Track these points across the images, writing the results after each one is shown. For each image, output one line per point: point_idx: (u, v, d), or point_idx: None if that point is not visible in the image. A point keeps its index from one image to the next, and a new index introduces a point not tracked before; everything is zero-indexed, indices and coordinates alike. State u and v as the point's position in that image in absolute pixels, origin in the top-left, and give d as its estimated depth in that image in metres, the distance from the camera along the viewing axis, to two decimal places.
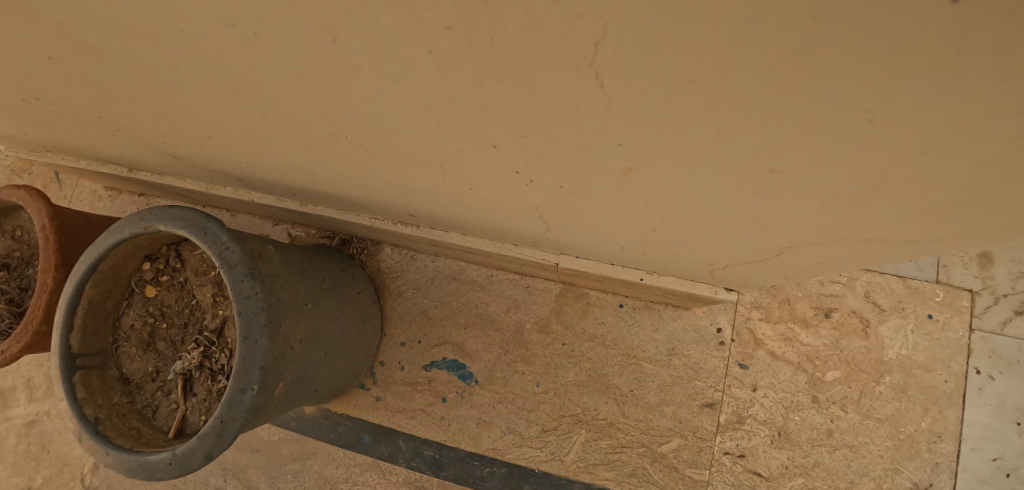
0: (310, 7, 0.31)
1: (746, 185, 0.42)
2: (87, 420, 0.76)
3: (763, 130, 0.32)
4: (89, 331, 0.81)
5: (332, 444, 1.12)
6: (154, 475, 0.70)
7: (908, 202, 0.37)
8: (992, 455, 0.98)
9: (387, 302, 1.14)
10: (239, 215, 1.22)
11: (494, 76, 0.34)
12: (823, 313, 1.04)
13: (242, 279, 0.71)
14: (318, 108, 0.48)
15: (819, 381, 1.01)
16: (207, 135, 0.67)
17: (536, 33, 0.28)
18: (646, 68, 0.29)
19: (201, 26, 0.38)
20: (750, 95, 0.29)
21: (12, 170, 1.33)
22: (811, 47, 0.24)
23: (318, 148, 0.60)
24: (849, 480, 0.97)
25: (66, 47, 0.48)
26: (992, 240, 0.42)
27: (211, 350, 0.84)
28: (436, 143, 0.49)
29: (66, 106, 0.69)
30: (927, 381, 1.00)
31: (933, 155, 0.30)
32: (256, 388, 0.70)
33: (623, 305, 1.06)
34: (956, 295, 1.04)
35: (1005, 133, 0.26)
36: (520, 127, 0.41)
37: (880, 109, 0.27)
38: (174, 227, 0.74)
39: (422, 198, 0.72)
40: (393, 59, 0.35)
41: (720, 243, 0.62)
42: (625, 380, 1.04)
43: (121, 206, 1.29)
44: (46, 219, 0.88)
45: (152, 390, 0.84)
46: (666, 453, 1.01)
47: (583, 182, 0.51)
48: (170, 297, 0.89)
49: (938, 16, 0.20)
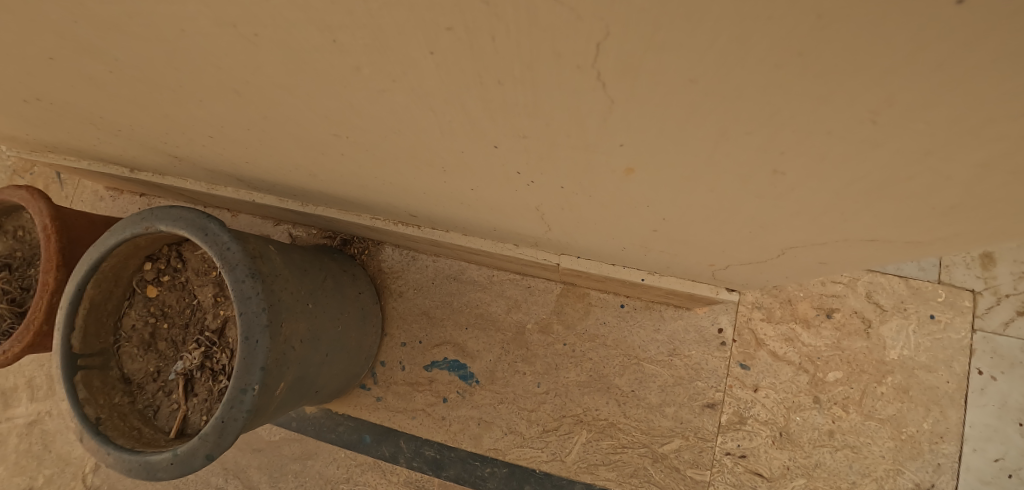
0: (311, 8, 0.31)
1: (748, 186, 0.42)
2: (88, 420, 0.76)
3: (764, 131, 0.32)
4: (90, 331, 0.81)
5: (332, 444, 1.12)
6: (155, 476, 0.70)
7: (909, 202, 0.37)
8: (994, 456, 0.98)
9: (389, 303, 1.14)
10: (241, 216, 1.22)
11: (496, 77, 0.34)
12: (824, 313, 1.03)
13: (242, 279, 0.71)
14: (318, 109, 0.48)
15: (821, 382, 1.01)
16: (207, 135, 0.67)
17: (537, 31, 0.28)
18: (648, 68, 0.28)
19: (202, 26, 0.38)
20: (752, 95, 0.28)
21: (14, 170, 1.34)
22: (815, 46, 0.23)
23: (318, 148, 0.60)
24: (850, 480, 0.97)
25: (67, 47, 0.48)
26: (995, 241, 0.41)
27: (212, 350, 0.84)
28: (437, 143, 0.49)
29: (67, 107, 0.69)
30: (929, 381, 1.00)
31: (935, 156, 0.30)
32: (257, 388, 0.70)
33: (624, 305, 1.06)
34: (958, 296, 1.04)
35: (1011, 134, 0.26)
36: (521, 127, 0.41)
37: (884, 110, 0.27)
38: (174, 227, 0.74)
39: (423, 198, 0.72)
40: (394, 59, 0.35)
41: (721, 243, 0.62)
42: (626, 380, 1.04)
43: (122, 206, 1.29)
44: (47, 219, 0.88)
45: (154, 390, 0.85)
46: (668, 453, 1.01)
47: (584, 182, 0.51)
48: (172, 297, 0.89)
49: (943, 16, 0.20)
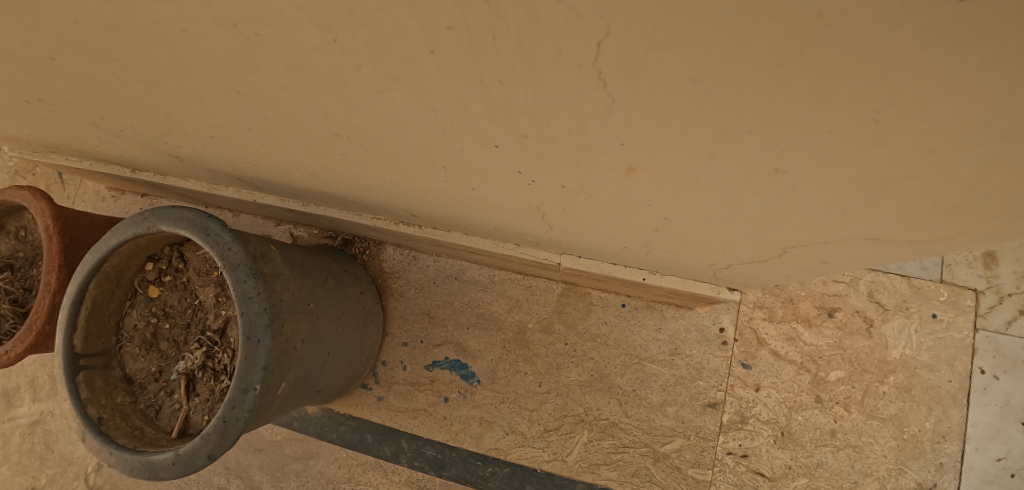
0: (312, 8, 0.31)
1: (750, 184, 0.42)
2: (90, 420, 0.76)
3: (767, 130, 0.32)
4: (93, 331, 0.81)
5: (334, 443, 1.12)
6: (156, 475, 0.71)
7: (912, 201, 0.37)
8: (995, 455, 0.98)
9: (389, 303, 1.14)
10: (242, 216, 1.23)
11: (497, 77, 0.34)
12: (825, 312, 1.03)
13: (244, 279, 0.71)
14: (320, 109, 0.48)
15: (823, 381, 1.01)
16: (209, 135, 0.67)
17: (537, 30, 0.28)
18: (649, 67, 0.28)
19: (202, 26, 0.38)
20: (756, 94, 0.28)
21: (16, 171, 1.34)
22: (817, 44, 0.23)
23: (320, 148, 0.60)
24: (852, 480, 0.97)
25: (69, 48, 0.48)
26: (997, 240, 0.41)
27: (214, 350, 0.85)
28: (439, 143, 0.49)
29: (69, 107, 0.69)
30: (931, 381, 1.00)
31: (937, 155, 0.30)
32: (259, 388, 0.70)
33: (626, 305, 1.05)
34: (960, 295, 1.04)
35: (1012, 133, 0.26)
36: (523, 127, 0.41)
37: (886, 109, 0.27)
38: (176, 227, 0.74)
39: (423, 198, 0.72)
40: (395, 59, 0.35)
41: (722, 243, 0.62)
42: (628, 380, 1.03)
43: (124, 206, 1.29)
44: (49, 219, 0.88)
45: (156, 390, 0.85)
46: (669, 453, 1.01)
47: (585, 182, 0.50)
48: (173, 298, 0.89)
49: (948, 15, 0.20)
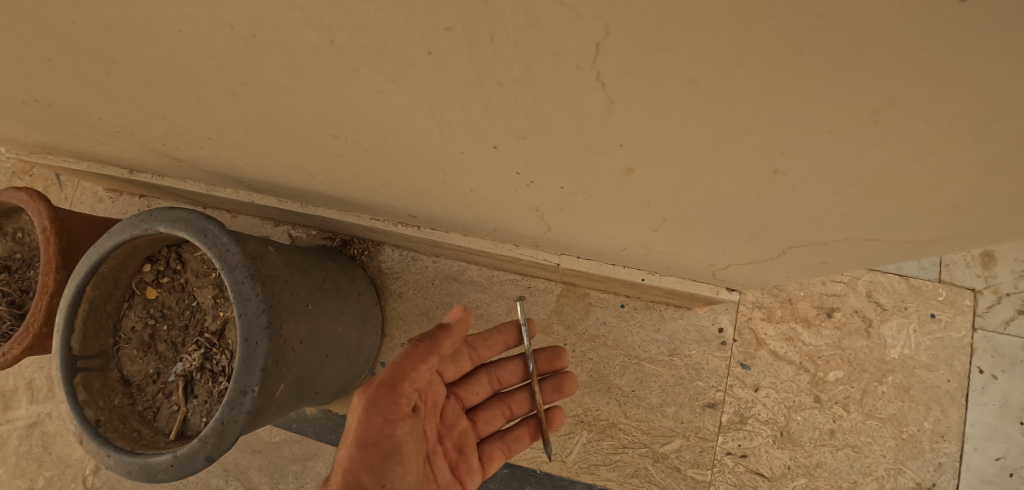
0: (309, 8, 0.31)
1: (749, 185, 0.41)
2: (87, 422, 0.75)
3: (766, 130, 0.32)
4: (89, 333, 0.80)
5: (332, 445, 1.12)
6: (155, 478, 0.70)
7: (912, 201, 0.37)
8: (994, 455, 0.98)
9: (388, 304, 1.14)
10: (240, 217, 1.23)
11: (495, 77, 0.33)
12: (824, 312, 1.03)
13: (242, 280, 0.71)
14: (318, 110, 0.48)
15: (821, 381, 1.01)
16: (206, 136, 0.67)
17: (535, 31, 0.27)
18: (648, 68, 0.28)
19: (199, 27, 0.37)
20: (756, 94, 0.28)
21: (13, 172, 1.34)
22: (818, 44, 0.23)
23: (319, 150, 0.60)
24: (851, 480, 0.97)
25: (66, 49, 0.48)
26: (997, 241, 0.41)
27: (212, 352, 0.85)
28: (437, 144, 0.49)
29: (66, 109, 0.69)
30: (930, 381, 1.00)
31: (938, 156, 0.30)
32: (257, 390, 0.69)
33: (624, 305, 1.05)
34: (958, 294, 1.04)
35: (1012, 133, 0.26)
36: (520, 128, 0.41)
37: (885, 110, 0.27)
38: (173, 228, 0.73)
39: (422, 198, 0.72)
40: (393, 60, 0.35)
41: (721, 243, 0.62)
42: (627, 380, 1.03)
43: (121, 206, 1.29)
44: (47, 220, 0.88)
45: (154, 392, 0.85)
46: (668, 453, 1.01)
47: (584, 182, 0.50)
48: (171, 299, 0.89)
49: (947, 15, 0.20)
